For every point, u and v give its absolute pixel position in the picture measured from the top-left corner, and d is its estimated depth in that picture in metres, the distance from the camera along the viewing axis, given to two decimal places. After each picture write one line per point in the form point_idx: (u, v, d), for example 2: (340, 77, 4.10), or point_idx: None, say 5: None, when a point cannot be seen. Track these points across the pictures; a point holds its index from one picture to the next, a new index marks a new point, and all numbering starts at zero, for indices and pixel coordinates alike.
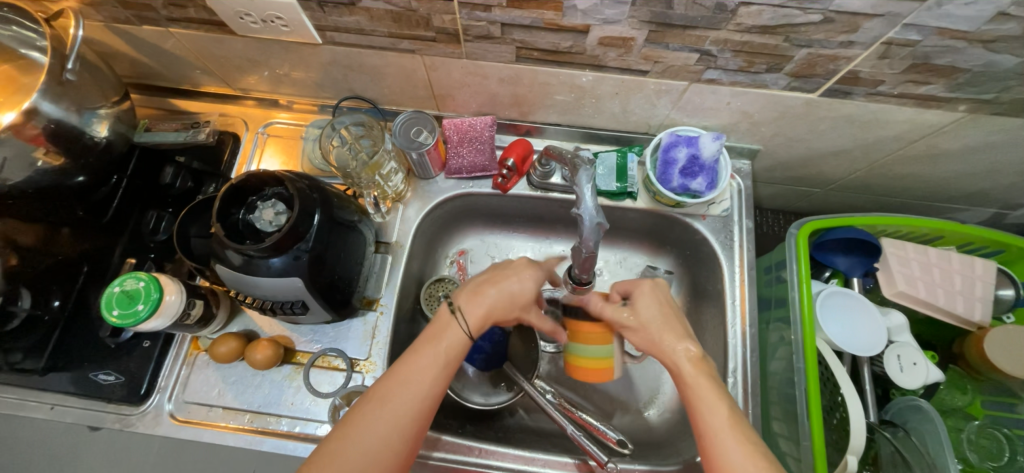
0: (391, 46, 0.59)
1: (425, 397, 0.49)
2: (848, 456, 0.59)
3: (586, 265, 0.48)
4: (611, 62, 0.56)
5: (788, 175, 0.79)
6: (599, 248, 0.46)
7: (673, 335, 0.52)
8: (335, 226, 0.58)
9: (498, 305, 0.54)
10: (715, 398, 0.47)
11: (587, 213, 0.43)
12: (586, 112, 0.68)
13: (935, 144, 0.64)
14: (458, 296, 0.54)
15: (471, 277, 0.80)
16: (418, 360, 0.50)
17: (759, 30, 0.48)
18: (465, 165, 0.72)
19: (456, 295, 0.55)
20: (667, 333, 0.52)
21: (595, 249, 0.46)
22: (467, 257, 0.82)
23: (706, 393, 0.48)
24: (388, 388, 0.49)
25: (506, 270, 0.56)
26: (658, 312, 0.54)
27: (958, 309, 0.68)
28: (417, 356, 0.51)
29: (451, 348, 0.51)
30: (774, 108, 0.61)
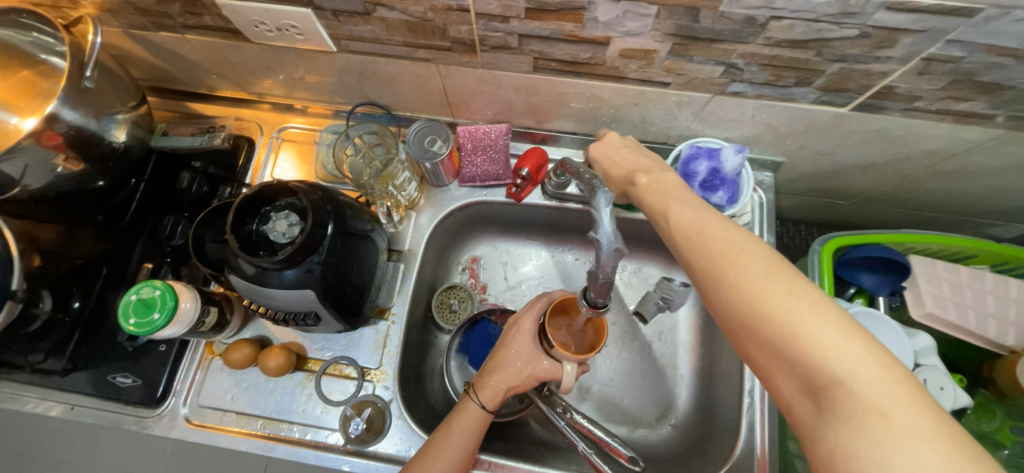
0: (407, 55, 0.58)
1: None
2: None
3: (603, 290, 0.46)
4: (631, 74, 0.55)
5: (812, 186, 0.76)
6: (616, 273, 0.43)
7: (655, 173, 0.52)
8: (346, 237, 0.58)
9: (512, 383, 0.58)
10: (710, 219, 0.44)
11: (604, 237, 0.41)
12: (605, 121, 0.67)
13: (971, 161, 0.62)
14: (482, 394, 0.57)
15: (482, 285, 0.80)
16: (446, 444, 0.54)
17: (790, 44, 0.46)
18: (479, 173, 0.71)
19: (481, 397, 0.57)
20: (647, 176, 0.52)
21: (613, 275, 0.44)
22: (480, 264, 0.81)
23: (701, 217, 0.44)
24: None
25: (508, 358, 0.59)
26: (645, 158, 0.54)
27: (991, 333, 0.65)
28: (443, 440, 0.55)
29: (473, 432, 0.56)
30: (801, 121, 0.59)
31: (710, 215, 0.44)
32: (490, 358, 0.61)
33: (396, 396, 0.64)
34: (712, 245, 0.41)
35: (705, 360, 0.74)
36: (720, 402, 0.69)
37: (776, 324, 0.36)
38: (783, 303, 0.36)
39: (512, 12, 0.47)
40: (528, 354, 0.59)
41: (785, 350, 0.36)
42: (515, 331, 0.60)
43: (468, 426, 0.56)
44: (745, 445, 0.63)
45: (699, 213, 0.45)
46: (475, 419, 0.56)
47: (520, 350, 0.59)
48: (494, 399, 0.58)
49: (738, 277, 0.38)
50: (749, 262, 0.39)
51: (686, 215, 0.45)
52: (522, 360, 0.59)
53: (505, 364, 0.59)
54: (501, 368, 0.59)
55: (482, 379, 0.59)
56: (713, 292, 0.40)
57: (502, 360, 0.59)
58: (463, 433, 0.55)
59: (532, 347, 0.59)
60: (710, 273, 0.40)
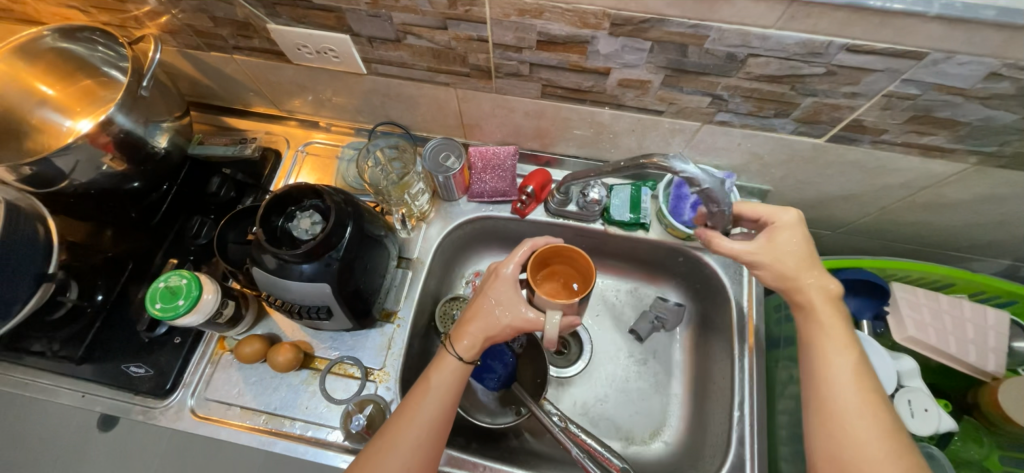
0: (429, 79, 0.65)
1: (433, 432, 0.54)
2: None
3: (717, 217, 0.55)
4: (629, 102, 0.61)
5: (799, 215, 0.81)
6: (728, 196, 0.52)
7: (812, 273, 0.54)
8: (363, 239, 0.62)
9: (489, 333, 0.57)
10: (840, 356, 0.51)
11: (708, 180, 0.50)
12: (605, 146, 0.73)
13: (942, 193, 0.67)
14: (459, 346, 0.57)
15: None
16: (423, 399, 0.55)
17: (767, 79, 0.52)
18: (487, 190, 0.76)
19: (460, 350, 0.57)
20: (804, 274, 0.54)
21: (727, 201, 0.53)
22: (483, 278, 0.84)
23: (837, 350, 0.52)
24: (393, 433, 0.53)
25: (487, 307, 0.58)
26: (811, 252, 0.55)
27: (971, 358, 0.68)
28: (422, 394, 0.55)
29: (451, 386, 0.56)
30: (783, 151, 0.65)
31: (849, 349, 0.52)
32: (467, 308, 0.60)
33: (397, 397, 0.67)
34: (835, 373, 0.51)
35: (699, 379, 0.76)
36: (710, 419, 0.71)
37: (836, 426, 0.49)
38: (877, 455, 0.46)
39: (525, 43, 0.54)
40: (509, 302, 0.57)
41: (842, 454, 0.47)
42: (495, 278, 0.59)
43: (448, 379, 0.56)
44: (736, 461, 0.64)
45: (833, 347, 0.52)
46: (452, 372, 0.56)
47: (497, 297, 0.58)
48: (471, 350, 0.57)
49: (840, 396, 0.49)
50: (860, 410, 0.48)
51: (824, 347, 0.52)
52: (502, 308, 0.57)
53: (484, 312, 0.58)
54: (477, 315, 0.58)
55: (457, 329, 0.58)
56: (814, 395, 0.51)
57: (479, 309, 0.58)
58: (443, 384, 0.56)
59: (512, 295, 0.58)
60: (828, 401, 0.50)
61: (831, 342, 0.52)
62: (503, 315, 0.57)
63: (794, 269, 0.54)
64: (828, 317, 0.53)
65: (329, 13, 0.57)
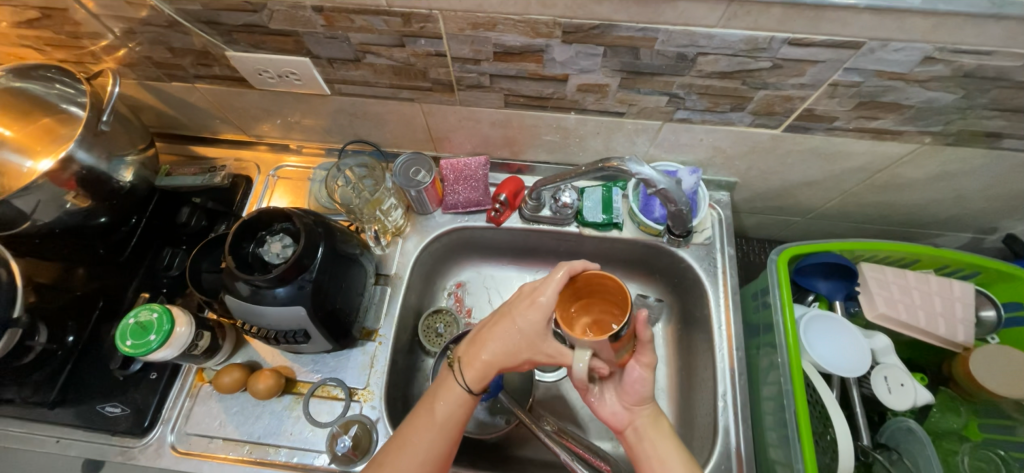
0: (393, 96, 0.66)
1: (435, 462, 0.53)
2: None
3: (668, 197, 0.59)
4: (590, 106, 0.62)
5: (768, 204, 0.83)
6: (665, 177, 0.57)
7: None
8: (336, 259, 0.62)
9: (503, 361, 0.56)
10: (673, 455, 0.53)
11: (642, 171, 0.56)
12: (573, 150, 0.74)
13: (899, 173, 0.69)
14: (470, 374, 0.56)
15: (467, 308, 0.83)
16: (426, 429, 0.54)
17: (719, 76, 0.54)
18: (461, 201, 0.77)
19: (470, 379, 0.56)
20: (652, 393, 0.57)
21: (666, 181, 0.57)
22: (465, 288, 0.85)
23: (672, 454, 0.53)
24: (391, 463, 0.52)
25: (502, 333, 0.56)
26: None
27: (941, 331, 0.70)
28: (423, 423, 0.55)
29: (457, 415, 0.56)
30: (743, 143, 0.66)
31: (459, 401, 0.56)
32: (484, 330, 0.58)
33: (383, 415, 0.66)
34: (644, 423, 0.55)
35: (684, 371, 0.76)
36: (697, 411, 0.71)
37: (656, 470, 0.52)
38: None
39: (482, 55, 0.55)
40: (527, 330, 0.54)
41: None
42: (516, 300, 0.56)
43: (452, 407, 0.55)
44: (723, 450, 0.65)
45: (666, 446, 0.54)
46: (459, 402, 0.56)
47: (522, 326, 0.54)
48: (480, 380, 0.56)
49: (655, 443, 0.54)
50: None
51: (661, 447, 0.53)
52: (518, 337, 0.55)
53: (500, 339, 0.56)
54: (493, 340, 0.56)
55: (469, 354, 0.57)
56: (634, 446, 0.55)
57: (495, 334, 0.56)
58: (447, 413, 0.55)
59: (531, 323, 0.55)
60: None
61: (667, 443, 0.54)
62: (516, 344, 0.55)
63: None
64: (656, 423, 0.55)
65: (287, 38, 0.57)
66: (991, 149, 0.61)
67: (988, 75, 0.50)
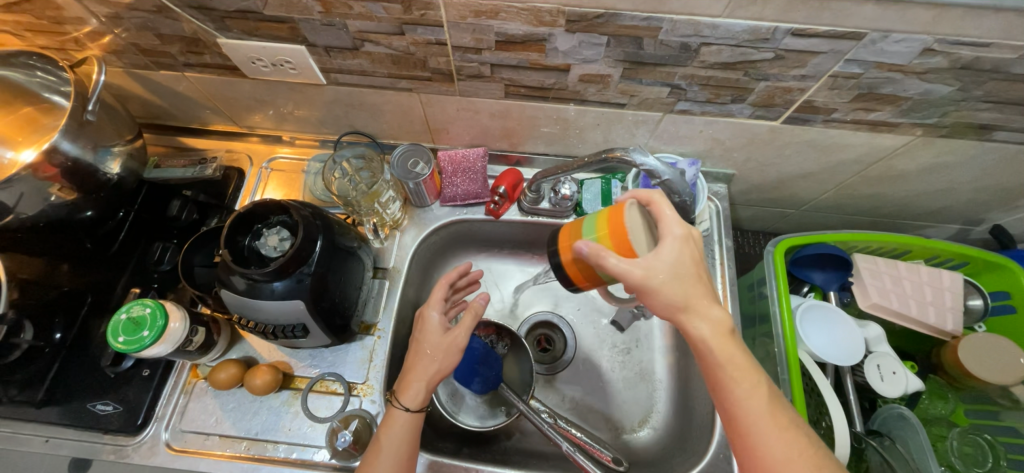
0: (391, 86, 0.65)
1: None
2: None
3: (673, 188, 0.58)
4: (591, 97, 0.62)
5: (763, 197, 0.84)
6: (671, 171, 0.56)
7: (707, 300, 0.47)
8: (335, 252, 0.61)
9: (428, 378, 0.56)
10: (741, 380, 0.46)
11: (647, 163, 0.55)
12: (572, 142, 0.74)
13: (892, 165, 0.70)
14: (403, 399, 0.56)
15: None
16: (378, 459, 0.54)
17: (721, 67, 0.54)
18: (459, 193, 0.76)
19: (402, 401, 0.56)
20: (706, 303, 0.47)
21: (671, 173, 0.56)
22: None
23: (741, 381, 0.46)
24: None
25: (420, 357, 0.58)
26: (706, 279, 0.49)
27: (931, 319, 0.72)
28: (375, 453, 0.54)
29: (406, 438, 0.55)
30: (742, 135, 0.67)
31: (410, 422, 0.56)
32: (405, 362, 0.59)
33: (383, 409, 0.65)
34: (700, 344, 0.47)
35: (680, 363, 0.76)
36: (694, 402, 0.72)
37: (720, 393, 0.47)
38: (761, 420, 0.45)
39: (483, 44, 0.55)
40: (440, 346, 0.57)
41: (736, 423, 0.46)
42: (422, 324, 0.60)
43: (397, 435, 0.55)
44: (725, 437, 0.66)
45: (735, 366, 0.46)
46: (403, 425, 0.55)
47: (432, 345, 0.58)
48: (416, 400, 0.56)
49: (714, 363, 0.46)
50: (771, 426, 0.45)
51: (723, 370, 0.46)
52: (433, 353, 0.57)
53: (419, 360, 0.57)
54: (419, 361, 0.57)
55: (400, 382, 0.57)
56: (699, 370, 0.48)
57: (418, 357, 0.58)
58: (393, 441, 0.55)
59: (436, 337, 0.58)
60: (739, 429, 0.46)
61: (734, 356, 0.46)
62: (434, 362, 0.57)
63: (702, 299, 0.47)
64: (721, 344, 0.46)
65: (281, 24, 0.56)
66: (983, 141, 0.63)
67: (984, 67, 0.51)
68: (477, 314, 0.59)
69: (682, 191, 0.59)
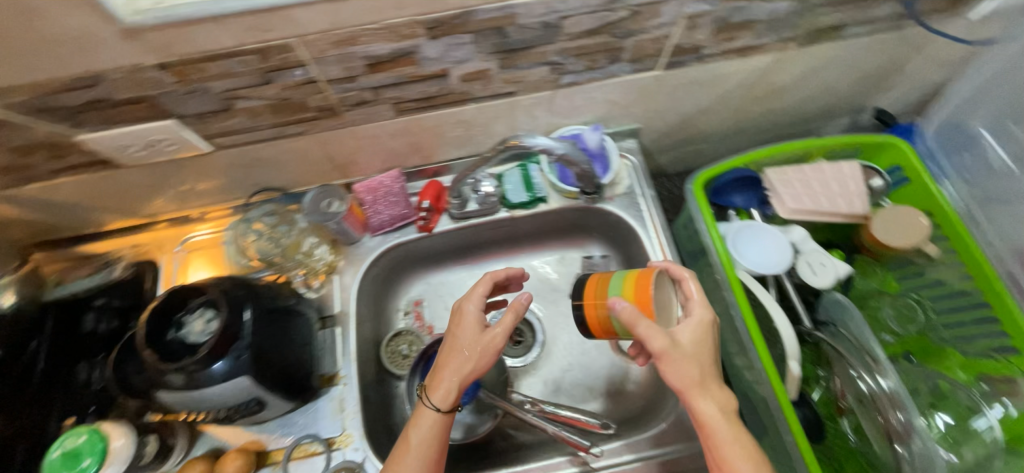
0: (281, 134, 0.63)
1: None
2: (790, 363, 0.64)
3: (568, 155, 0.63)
4: (481, 93, 0.63)
5: (675, 140, 0.88)
6: (557, 141, 0.61)
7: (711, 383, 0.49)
8: (270, 315, 0.59)
9: (467, 370, 0.55)
10: (736, 445, 0.47)
11: (534, 144, 0.59)
12: (481, 139, 0.74)
13: (772, 81, 0.75)
14: (435, 397, 0.54)
15: (428, 325, 0.84)
16: (406, 457, 0.53)
17: (587, 34, 0.56)
18: (385, 219, 0.75)
19: (437, 400, 0.54)
20: (707, 382, 0.49)
21: (559, 143, 0.61)
22: (423, 305, 0.86)
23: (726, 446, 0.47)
24: None
25: (457, 346, 0.56)
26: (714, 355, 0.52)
27: (842, 208, 0.78)
28: (402, 451, 0.53)
29: (434, 438, 0.54)
30: (633, 90, 0.69)
31: (440, 427, 0.55)
32: (438, 355, 0.58)
33: (368, 453, 0.64)
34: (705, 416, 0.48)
35: None
36: None
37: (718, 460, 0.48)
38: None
39: (356, 72, 0.54)
40: (482, 336, 0.56)
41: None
42: (459, 319, 0.59)
43: (427, 433, 0.54)
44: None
45: (733, 441, 0.47)
46: (431, 426, 0.54)
47: (468, 343, 0.56)
48: (448, 399, 0.54)
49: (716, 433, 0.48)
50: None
51: (722, 444, 0.47)
52: (469, 350, 0.56)
53: (454, 354, 0.56)
54: (455, 356, 0.56)
55: (432, 378, 0.56)
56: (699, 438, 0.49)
57: (452, 354, 0.56)
58: (422, 441, 0.54)
59: (473, 334, 0.56)
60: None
61: (733, 433, 0.48)
62: (469, 355, 0.56)
63: (691, 377, 0.48)
64: (700, 411, 0.48)
65: (141, 104, 0.53)
66: (837, 40, 0.68)
67: None
68: (518, 312, 0.57)
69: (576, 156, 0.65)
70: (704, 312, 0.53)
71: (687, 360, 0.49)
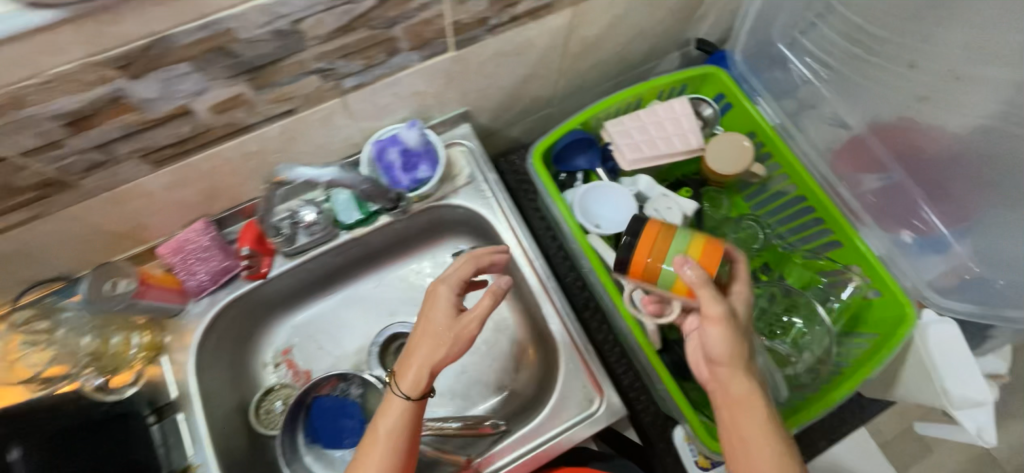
0: (10, 224, 0.51)
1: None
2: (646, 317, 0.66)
3: (350, 182, 0.63)
4: (251, 120, 0.54)
5: (515, 112, 0.85)
6: (332, 171, 0.61)
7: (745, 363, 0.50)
8: (50, 446, 0.53)
9: (433, 355, 0.53)
10: (760, 421, 0.48)
11: (299, 175, 0.59)
12: (288, 165, 0.66)
13: (582, 35, 0.73)
14: (404, 383, 0.53)
15: (304, 370, 0.78)
16: (371, 450, 0.52)
17: (340, 33, 0.48)
18: (203, 278, 0.66)
19: (404, 385, 0.53)
20: (737, 362, 0.50)
21: (334, 173, 0.61)
22: (295, 352, 0.79)
23: (745, 413, 0.49)
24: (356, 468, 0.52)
25: (432, 319, 0.55)
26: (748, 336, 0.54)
27: (678, 147, 0.79)
28: (370, 444, 0.52)
29: (400, 428, 0.52)
30: (435, 76, 0.64)
31: (411, 417, 0.53)
32: (409, 340, 0.55)
33: None
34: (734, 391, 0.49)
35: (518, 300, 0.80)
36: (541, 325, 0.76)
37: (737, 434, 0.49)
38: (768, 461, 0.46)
39: (55, 136, 0.44)
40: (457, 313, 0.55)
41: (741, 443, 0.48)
42: (432, 298, 0.56)
43: (394, 422, 0.52)
44: (567, 360, 0.68)
45: (757, 417, 0.48)
46: (398, 415, 0.53)
47: (438, 325, 0.54)
48: (416, 386, 0.52)
49: (739, 402, 0.49)
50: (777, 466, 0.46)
51: (743, 421, 0.48)
52: (441, 339, 0.54)
53: (427, 334, 0.54)
54: (422, 344, 0.54)
55: (401, 365, 0.54)
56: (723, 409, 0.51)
57: (419, 341, 0.54)
58: (388, 429, 0.52)
59: (444, 321, 0.54)
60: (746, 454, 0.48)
61: (759, 412, 0.48)
62: (444, 334, 0.54)
63: (724, 350, 0.49)
64: (730, 381, 0.50)
65: None
66: None
67: None
68: (494, 299, 0.55)
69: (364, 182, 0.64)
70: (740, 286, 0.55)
71: (737, 330, 0.49)
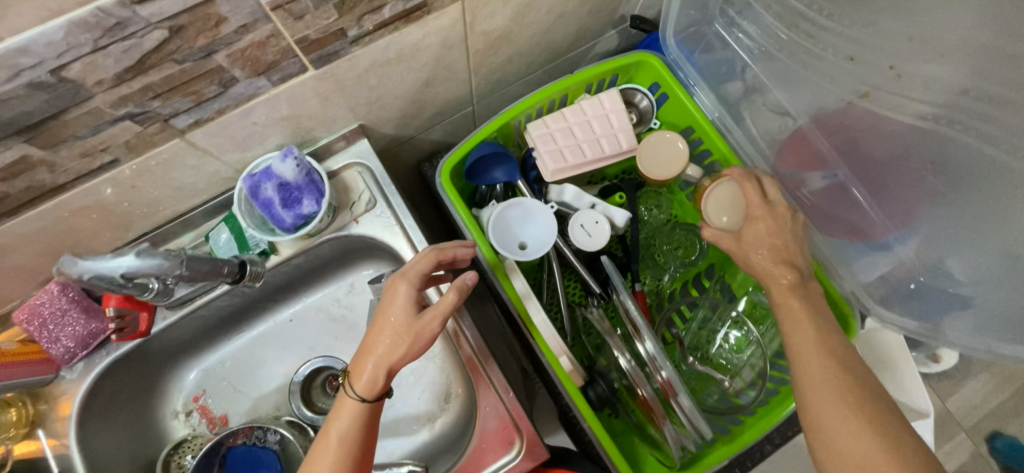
0: None
1: None
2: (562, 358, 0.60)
3: (160, 269, 0.50)
4: (64, 177, 0.46)
5: (434, 120, 0.74)
6: (135, 257, 0.48)
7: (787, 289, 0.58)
8: None
9: (392, 349, 0.52)
10: (820, 359, 0.52)
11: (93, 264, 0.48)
12: (150, 211, 0.57)
13: (478, 32, 0.60)
14: (358, 384, 0.51)
15: (220, 416, 0.72)
16: (324, 454, 0.50)
17: (130, 73, 0.39)
18: (67, 344, 0.59)
19: (356, 387, 0.51)
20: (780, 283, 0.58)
21: (137, 259, 0.49)
22: (206, 397, 0.72)
23: (809, 347, 0.53)
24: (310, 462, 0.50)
25: (389, 314, 0.53)
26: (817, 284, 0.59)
27: (607, 150, 0.71)
28: (322, 446, 0.51)
29: (355, 427, 0.51)
30: (302, 98, 0.53)
31: (368, 413, 0.52)
32: (364, 337, 0.53)
33: None
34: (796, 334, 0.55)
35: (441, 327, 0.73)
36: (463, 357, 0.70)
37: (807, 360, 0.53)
38: (833, 400, 0.49)
39: None
40: (413, 303, 0.53)
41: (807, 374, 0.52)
42: (388, 294, 0.54)
43: (347, 421, 0.51)
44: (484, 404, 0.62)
45: (815, 355, 0.52)
46: (354, 415, 0.51)
47: (396, 322, 0.52)
48: (372, 386, 0.51)
49: (802, 339, 0.54)
50: (841, 405, 0.48)
51: (803, 356, 0.53)
52: (392, 332, 0.52)
53: (381, 329, 0.52)
54: (379, 341, 0.52)
55: (356, 364, 0.52)
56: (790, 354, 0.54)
57: (377, 335, 0.52)
58: (343, 429, 0.51)
59: (402, 315, 0.52)
60: (815, 397, 0.50)
61: (820, 350, 0.52)
62: (400, 323, 0.52)
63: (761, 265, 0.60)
64: (796, 326, 0.55)
65: None
66: None
67: None
68: (460, 293, 0.53)
69: (180, 269, 0.52)
70: (778, 231, 0.60)
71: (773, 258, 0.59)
